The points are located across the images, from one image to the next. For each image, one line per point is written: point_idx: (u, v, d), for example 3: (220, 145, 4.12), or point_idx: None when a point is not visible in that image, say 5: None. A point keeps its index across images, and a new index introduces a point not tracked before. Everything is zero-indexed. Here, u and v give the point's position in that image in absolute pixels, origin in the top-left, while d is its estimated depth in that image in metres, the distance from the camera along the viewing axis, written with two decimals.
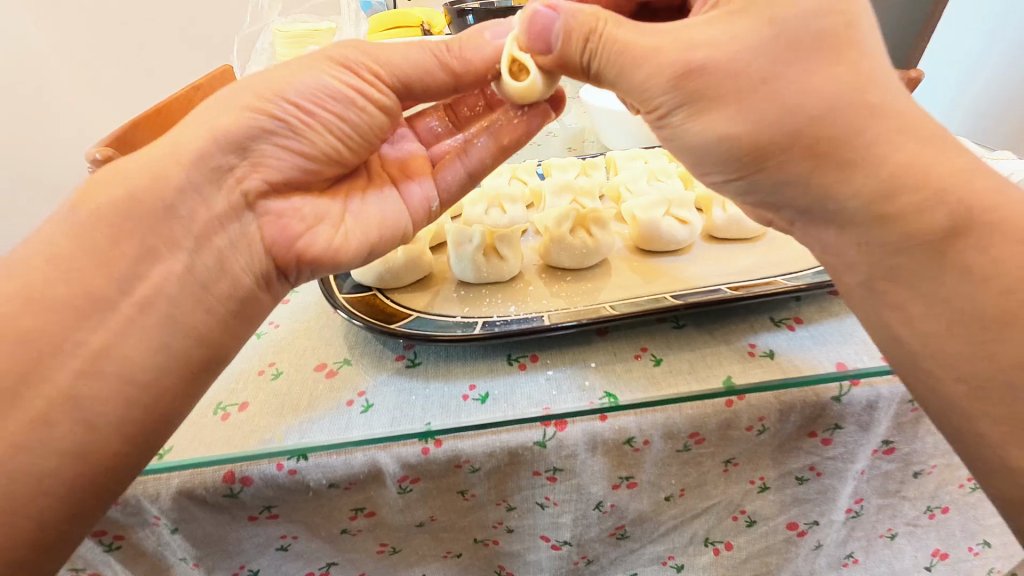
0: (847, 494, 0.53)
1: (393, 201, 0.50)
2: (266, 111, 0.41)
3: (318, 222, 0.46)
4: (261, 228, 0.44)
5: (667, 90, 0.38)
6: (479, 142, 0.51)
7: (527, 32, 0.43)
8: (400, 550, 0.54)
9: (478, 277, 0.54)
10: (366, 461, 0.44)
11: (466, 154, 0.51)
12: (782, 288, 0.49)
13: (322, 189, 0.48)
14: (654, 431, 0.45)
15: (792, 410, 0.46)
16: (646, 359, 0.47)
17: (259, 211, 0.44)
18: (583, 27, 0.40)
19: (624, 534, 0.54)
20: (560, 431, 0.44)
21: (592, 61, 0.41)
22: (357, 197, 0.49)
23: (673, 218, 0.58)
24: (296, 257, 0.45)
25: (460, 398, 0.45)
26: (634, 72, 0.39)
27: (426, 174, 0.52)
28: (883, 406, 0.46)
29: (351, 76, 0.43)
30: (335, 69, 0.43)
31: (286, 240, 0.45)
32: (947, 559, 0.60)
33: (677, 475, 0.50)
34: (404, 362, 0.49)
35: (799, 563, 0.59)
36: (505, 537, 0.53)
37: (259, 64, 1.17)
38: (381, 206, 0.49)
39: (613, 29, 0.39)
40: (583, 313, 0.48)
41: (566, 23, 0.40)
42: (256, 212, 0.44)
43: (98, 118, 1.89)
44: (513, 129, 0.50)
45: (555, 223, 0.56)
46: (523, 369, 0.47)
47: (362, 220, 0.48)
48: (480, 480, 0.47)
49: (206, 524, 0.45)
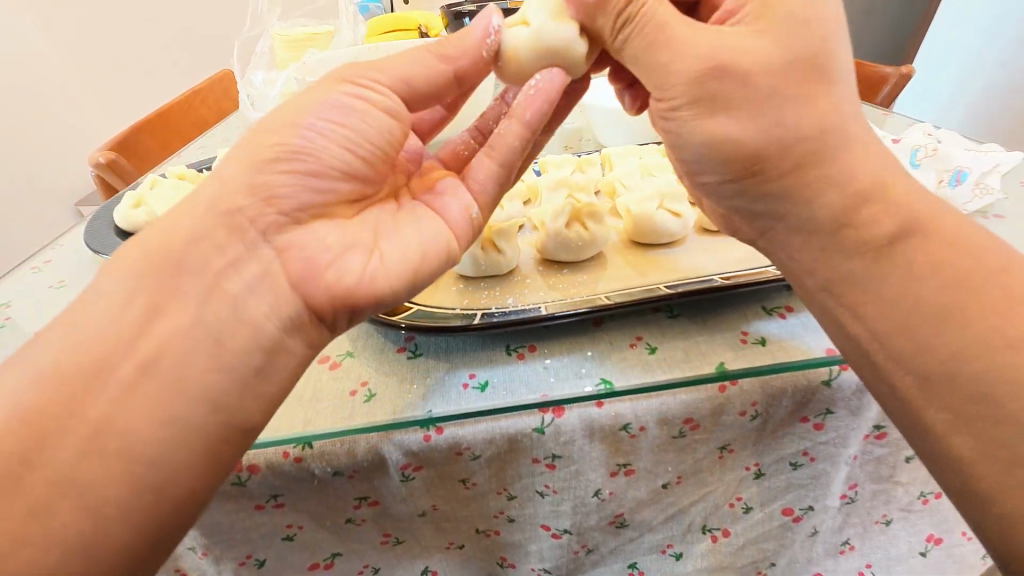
0: (840, 479, 0.55)
1: (428, 220, 0.45)
2: (285, 142, 0.39)
3: (348, 251, 0.42)
4: (286, 262, 0.40)
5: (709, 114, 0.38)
6: (504, 126, 0.45)
7: None
8: (404, 541, 0.55)
9: (476, 270, 0.55)
10: (369, 449, 0.45)
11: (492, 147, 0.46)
12: (774, 278, 0.50)
13: (350, 217, 0.44)
14: (650, 417, 0.46)
15: (783, 394, 0.47)
16: (641, 347, 0.48)
17: (276, 245, 0.40)
18: None
19: (624, 523, 0.55)
20: (557, 417, 0.45)
21: (627, 26, 0.41)
22: (388, 221, 0.45)
23: (666, 211, 0.58)
24: (328, 293, 0.40)
25: (460, 386, 0.46)
26: (660, 54, 0.39)
27: (458, 185, 0.47)
28: (872, 390, 0.47)
29: (357, 87, 0.41)
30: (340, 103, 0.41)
31: (313, 273, 0.40)
32: (942, 544, 0.61)
33: (673, 462, 0.51)
34: (406, 353, 0.50)
35: (796, 550, 0.60)
36: (507, 527, 0.55)
37: (259, 67, 1.19)
38: (419, 223, 0.45)
39: (657, 4, 0.39)
40: (579, 303, 0.49)
41: None
42: (276, 244, 0.40)
43: (100, 123, 1.91)
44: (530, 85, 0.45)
45: (552, 217, 0.57)
46: (522, 359, 0.48)
47: (399, 241, 0.43)
48: (481, 468, 0.48)
49: (214, 513, 0.47)
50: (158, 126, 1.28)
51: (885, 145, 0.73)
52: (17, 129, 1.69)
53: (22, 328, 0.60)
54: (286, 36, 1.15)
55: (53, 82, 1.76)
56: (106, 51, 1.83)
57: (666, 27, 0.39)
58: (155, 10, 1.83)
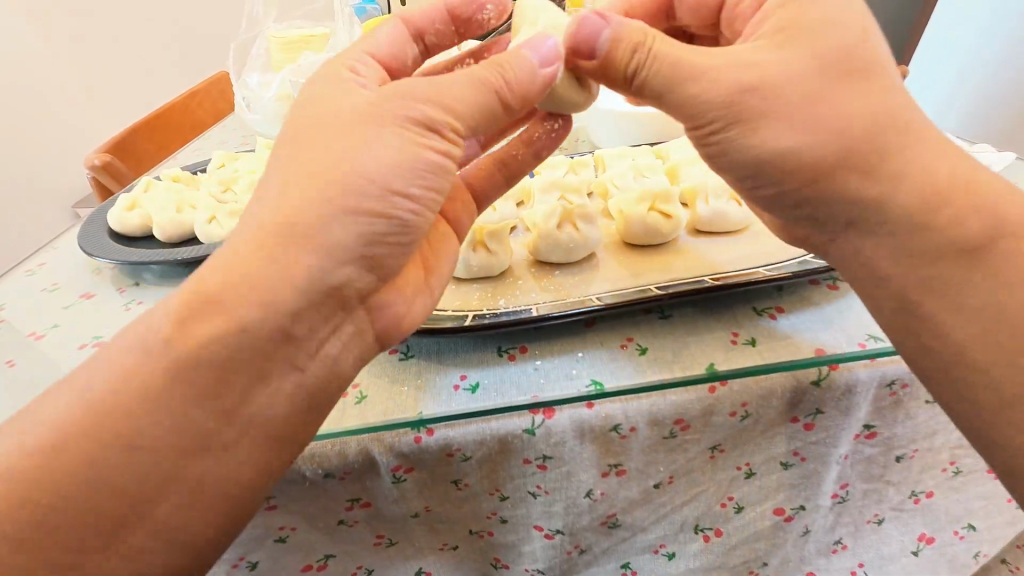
0: (831, 479, 0.55)
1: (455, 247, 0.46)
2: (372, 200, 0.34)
3: (417, 297, 0.42)
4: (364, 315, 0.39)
5: (714, 105, 0.38)
6: (523, 155, 0.50)
7: (574, 36, 0.42)
8: (397, 542, 0.55)
9: (467, 272, 0.54)
10: (360, 450, 0.45)
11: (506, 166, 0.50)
12: (764, 278, 0.51)
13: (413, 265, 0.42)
14: (640, 418, 0.46)
15: (773, 394, 0.47)
16: (632, 348, 0.49)
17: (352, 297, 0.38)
18: (632, 39, 0.39)
19: (616, 524, 0.55)
20: (548, 418, 0.45)
21: (638, 71, 0.39)
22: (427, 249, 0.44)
23: (658, 212, 0.58)
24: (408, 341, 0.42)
25: (451, 388, 0.46)
26: (685, 85, 0.38)
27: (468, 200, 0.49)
28: (861, 391, 0.48)
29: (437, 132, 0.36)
30: (412, 123, 0.35)
31: (396, 326, 0.40)
32: (934, 543, 0.62)
33: (665, 463, 0.51)
34: (397, 355, 0.50)
35: (789, 550, 0.60)
36: (500, 527, 0.55)
37: (255, 69, 1.19)
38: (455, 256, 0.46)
39: (663, 44, 0.38)
40: (570, 304, 0.50)
41: (616, 33, 0.40)
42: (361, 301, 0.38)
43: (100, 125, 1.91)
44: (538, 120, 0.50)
45: (543, 219, 0.57)
46: (513, 360, 0.48)
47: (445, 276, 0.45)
48: (472, 469, 0.48)
49: None
50: (156, 127, 1.29)
51: None
52: (17, 129, 1.71)
53: (17, 329, 0.60)
54: (281, 38, 1.16)
55: (51, 84, 1.76)
56: (104, 52, 1.83)
57: (682, 63, 0.38)
58: (153, 12, 1.84)
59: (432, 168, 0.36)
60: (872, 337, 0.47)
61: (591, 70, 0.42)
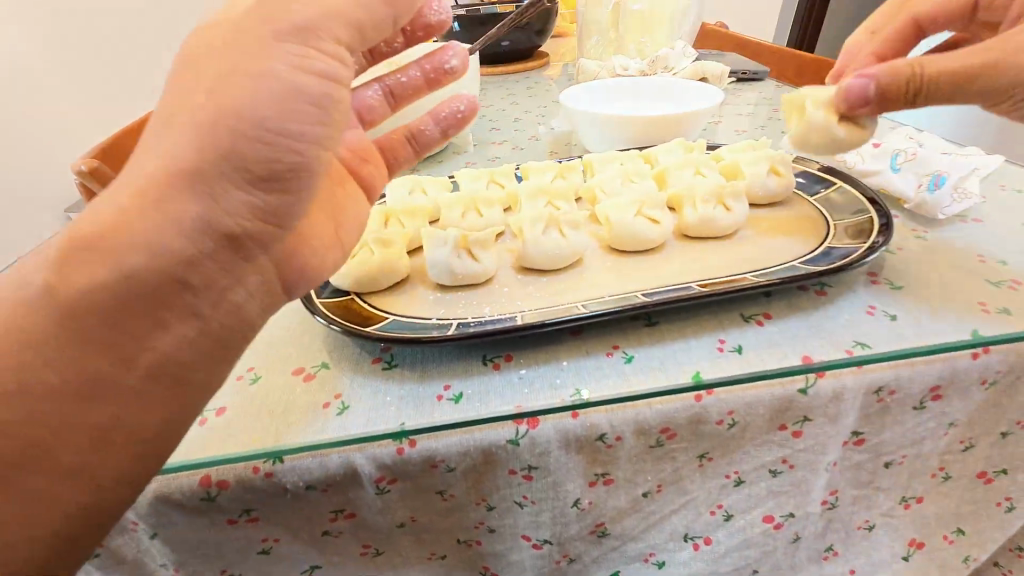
0: (820, 486, 0.55)
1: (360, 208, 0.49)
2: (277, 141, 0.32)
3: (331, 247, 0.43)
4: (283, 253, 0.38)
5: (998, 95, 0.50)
6: (428, 127, 0.55)
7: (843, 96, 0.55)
8: (383, 552, 0.54)
9: (453, 280, 0.53)
10: (342, 462, 0.44)
11: (415, 138, 0.55)
12: (750, 285, 0.50)
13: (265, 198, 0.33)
14: (626, 427, 0.46)
15: (760, 403, 0.46)
16: (618, 357, 0.48)
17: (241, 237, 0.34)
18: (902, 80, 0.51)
19: (604, 532, 0.55)
20: (532, 429, 0.45)
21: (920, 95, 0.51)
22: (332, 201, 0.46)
23: (645, 218, 0.58)
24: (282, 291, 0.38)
25: (435, 398, 0.46)
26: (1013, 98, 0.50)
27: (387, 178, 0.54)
28: (849, 398, 0.47)
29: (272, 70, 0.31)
30: (302, 59, 0.32)
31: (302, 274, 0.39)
32: (924, 549, 0.61)
33: (652, 471, 0.50)
34: (380, 364, 0.49)
35: (779, 557, 0.60)
36: (487, 537, 0.54)
37: None
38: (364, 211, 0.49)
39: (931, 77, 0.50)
40: (556, 312, 0.49)
41: (880, 84, 0.52)
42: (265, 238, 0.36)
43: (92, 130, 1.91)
44: (446, 100, 0.56)
45: (529, 226, 0.56)
46: (498, 368, 0.48)
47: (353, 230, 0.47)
48: (457, 479, 0.47)
49: (187, 529, 0.46)
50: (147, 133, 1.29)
51: (864, 152, 0.74)
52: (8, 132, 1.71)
53: None
54: None
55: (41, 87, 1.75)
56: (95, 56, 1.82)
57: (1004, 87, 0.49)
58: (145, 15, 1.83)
59: (314, 100, 0.33)
60: (858, 343, 0.47)
61: (868, 112, 0.55)
